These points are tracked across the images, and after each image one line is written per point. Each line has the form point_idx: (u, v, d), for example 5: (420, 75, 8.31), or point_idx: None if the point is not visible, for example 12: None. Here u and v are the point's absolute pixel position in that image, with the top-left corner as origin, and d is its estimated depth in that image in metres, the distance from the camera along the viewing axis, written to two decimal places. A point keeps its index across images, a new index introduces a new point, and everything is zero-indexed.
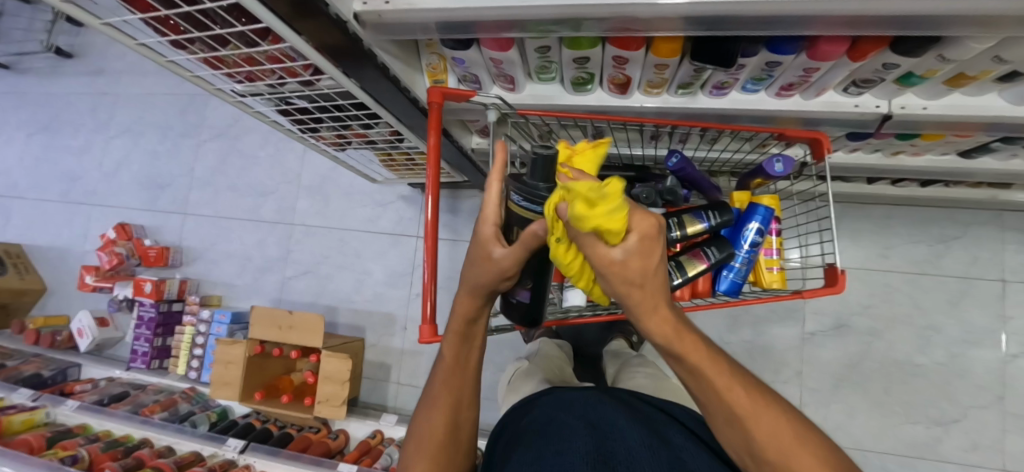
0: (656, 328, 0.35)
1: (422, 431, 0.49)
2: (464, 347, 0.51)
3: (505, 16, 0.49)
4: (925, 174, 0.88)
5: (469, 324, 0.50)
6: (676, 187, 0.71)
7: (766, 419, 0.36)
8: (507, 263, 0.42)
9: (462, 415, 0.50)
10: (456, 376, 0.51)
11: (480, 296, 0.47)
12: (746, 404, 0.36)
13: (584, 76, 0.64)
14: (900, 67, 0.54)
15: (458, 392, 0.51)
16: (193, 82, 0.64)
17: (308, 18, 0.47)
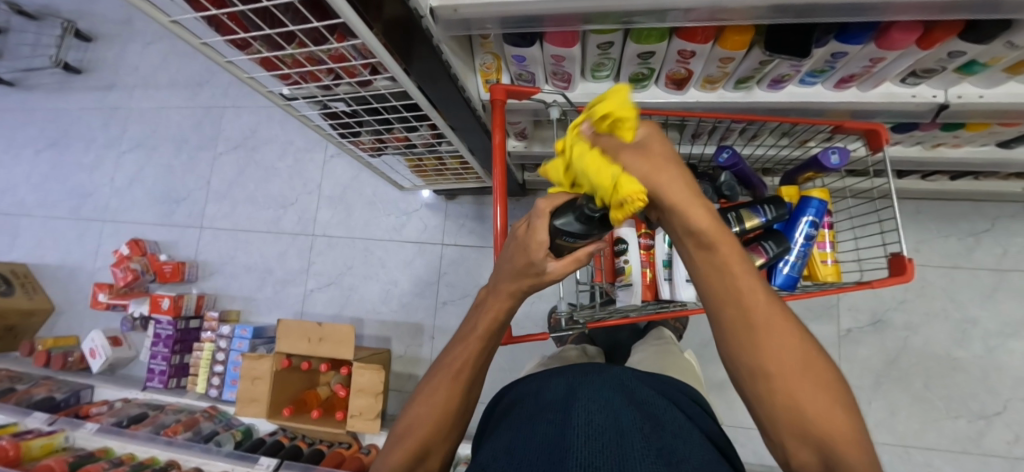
0: (693, 219, 0.35)
1: (428, 396, 0.53)
2: (494, 336, 0.54)
3: (587, 10, 0.48)
4: (963, 167, 0.89)
5: (504, 315, 0.53)
6: (734, 183, 0.72)
7: (776, 335, 0.34)
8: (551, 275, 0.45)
9: (470, 394, 0.54)
10: (476, 358, 0.54)
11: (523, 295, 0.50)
12: (761, 311, 0.35)
13: (644, 72, 0.64)
14: (965, 55, 0.55)
15: (471, 373, 0.54)
16: (248, 84, 0.63)
17: (385, 9, 0.45)
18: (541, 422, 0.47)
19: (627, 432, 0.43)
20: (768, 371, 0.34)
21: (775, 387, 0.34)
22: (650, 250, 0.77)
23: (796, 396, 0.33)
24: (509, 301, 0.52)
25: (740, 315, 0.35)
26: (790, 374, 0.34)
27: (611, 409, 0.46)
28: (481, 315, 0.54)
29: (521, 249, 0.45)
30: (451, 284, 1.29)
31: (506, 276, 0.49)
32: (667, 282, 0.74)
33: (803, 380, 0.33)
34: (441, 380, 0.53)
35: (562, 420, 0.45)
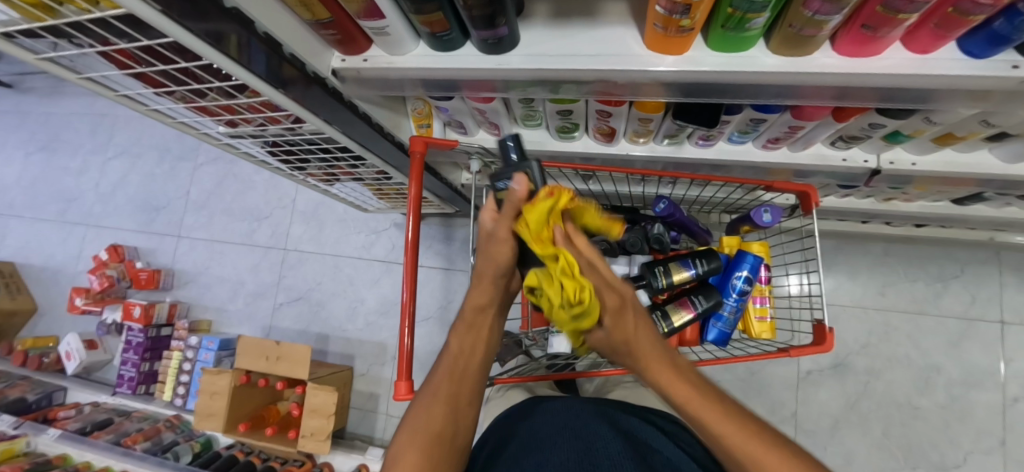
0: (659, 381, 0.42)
1: (414, 419, 0.46)
2: (477, 334, 0.52)
3: (491, 77, 0.48)
4: (921, 218, 0.87)
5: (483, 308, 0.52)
6: (663, 235, 0.71)
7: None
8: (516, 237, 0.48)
9: (460, 411, 0.48)
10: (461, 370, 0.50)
11: (498, 277, 0.50)
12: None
13: (569, 126, 0.63)
14: (886, 127, 0.54)
15: (459, 385, 0.49)
16: (177, 128, 0.65)
17: (277, 69, 0.45)
18: (526, 454, 0.57)
19: (600, 459, 0.54)
20: None
21: None
22: None
23: None
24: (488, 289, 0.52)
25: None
26: None
27: (603, 438, 0.58)
28: (463, 325, 0.52)
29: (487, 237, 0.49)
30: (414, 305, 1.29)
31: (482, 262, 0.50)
32: None
33: None
34: (429, 403, 0.47)
35: (545, 451, 0.57)
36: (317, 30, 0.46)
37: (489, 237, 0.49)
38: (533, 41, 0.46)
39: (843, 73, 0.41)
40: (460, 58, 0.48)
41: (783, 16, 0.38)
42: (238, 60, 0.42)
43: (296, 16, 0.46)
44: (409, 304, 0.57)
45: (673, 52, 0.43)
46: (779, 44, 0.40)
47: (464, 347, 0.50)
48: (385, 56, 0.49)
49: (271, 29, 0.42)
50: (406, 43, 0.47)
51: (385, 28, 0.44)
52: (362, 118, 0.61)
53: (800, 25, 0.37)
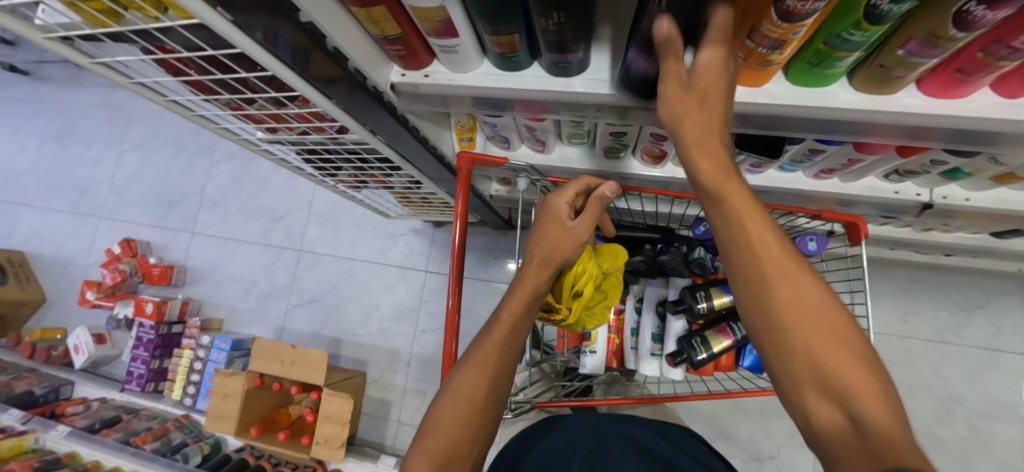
0: (699, 155, 0.36)
1: (451, 396, 0.47)
2: (527, 313, 0.52)
3: (548, 98, 0.47)
4: (956, 248, 0.86)
5: (540, 286, 0.52)
6: (704, 260, 0.68)
7: (891, 414, 0.29)
8: (579, 230, 0.51)
9: (497, 387, 0.48)
10: (502, 351, 0.49)
11: (551, 262, 0.52)
12: (866, 382, 0.30)
13: (617, 147, 0.62)
14: (947, 165, 0.53)
15: (504, 357, 0.49)
16: (218, 132, 0.63)
17: (326, 78, 0.43)
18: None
19: None
20: (780, 307, 0.33)
21: (802, 352, 0.32)
22: (620, 315, 0.78)
23: (808, 352, 0.32)
24: (541, 270, 0.52)
25: (813, 366, 0.32)
26: (811, 322, 0.33)
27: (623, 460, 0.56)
28: (512, 300, 0.52)
29: (553, 220, 0.53)
30: (431, 313, 1.28)
31: (537, 247, 0.53)
32: (632, 351, 0.76)
33: (831, 350, 0.31)
34: (467, 376, 0.47)
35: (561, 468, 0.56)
36: (383, 45, 0.45)
37: (551, 222, 0.53)
38: (602, 66, 0.45)
39: (928, 114, 0.40)
40: (525, 79, 0.47)
41: (873, 53, 0.37)
42: (265, 48, 0.38)
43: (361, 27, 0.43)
44: (452, 324, 0.56)
45: (749, 83, 0.42)
46: (862, 81, 0.40)
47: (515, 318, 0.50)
48: (447, 72, 0.48)
49: (340, 44, 0.41)
50: (472, 62, 0.46)
51: (455, 46, 0.43)
52: (403, 124, 0.58)
53: (890, 64, 0.36)
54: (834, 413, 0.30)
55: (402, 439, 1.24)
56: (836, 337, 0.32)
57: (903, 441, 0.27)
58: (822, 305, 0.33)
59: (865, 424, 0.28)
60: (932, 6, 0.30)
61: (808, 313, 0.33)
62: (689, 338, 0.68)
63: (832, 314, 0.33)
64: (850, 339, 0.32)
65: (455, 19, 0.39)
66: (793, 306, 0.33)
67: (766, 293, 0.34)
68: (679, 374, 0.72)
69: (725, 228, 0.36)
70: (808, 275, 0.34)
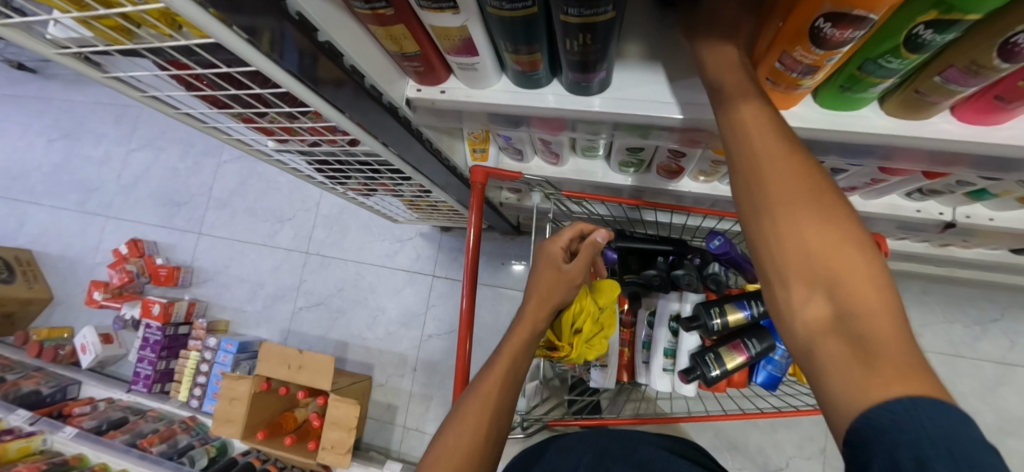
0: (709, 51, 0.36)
1: (457, 422, 0.47)
2: (526, 350, 0.54)
3: (567, 116, 0.46)
4: (974, 264, 0.84)
5: (538, 325, 0.55)
6: (719, 275, 0.69)
7: (882, 300, 0.27)
8: (572, 271, 0.56)
9: (499, 416, 0.49)
10: (505, 382, 0.51)
11: (548, 303, 0.56)
12: (859, 273, 0.28)
13: (633, 162, 0.62)
14: (974, 186, 0.52)
15: (505, 391, 0.50)
16: (229, 142, 0.63)
17: (341, 94, 0.42)
18: None
19: None
20: (775, 197, 0.31)
21: (797, 245, 0.30)
22: (632, 329, 0.78)
23: (803, 243, 0.29)
24: (539, 311, 0.56)
25: (806, 259, 0.29)
26: (808, 215, 0.30)
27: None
28: (512, 338, 0.54)
29: (548, 263, 0.57)
30: (438, 318, 1.27)
31: (534, 289, 0.57)
32: (644, 365, 0.76)
33: (826, 240, 0.29)
34: (471, 405, 0.48)
35: None
36: (400, 62, 0.44)
37: (547, 265, 0.57)
38: (623, 84, 0.44)
39: (960, 142, 0.39)
40: (543, 97, 0.46)
41: (906, 78, 0.36)
42: (270, 56, 0.35)
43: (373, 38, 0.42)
44: (464, 342, 0.55)
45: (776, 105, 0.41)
46: (894, 104, 0.39)
47: (515, 355, 0.53)
48: (464, 88, 0.47)
49: (357, 61, 0.40)
50: (491, 78, 0.45)
51: (474, 64, 0.42)
52: (416, 137, 0.57)
53: (925, 91, 0.35)
54: (819, 306, 0.29)
55: (408, 444, 1.24)
56: (833, 228, 0.29)
57: (884, 329, 0.26)
58: (822, 197, 0.30)
59: (852, 314, 0.27)
60: (978, 34, 0.29)
61: (803, 202, 0.30)
62: (702, 354, 0.67)
63: (833, 208, 0.30)
64: (847, 229, 0.29)
65: (474, 38, 0.38)
66: (787, 195, 0.30)
67: (759, 184, 0.31)
68: (691, 390, 0.71)
69: (725, 123, 0.34)
70: (802, 159, 0.31)
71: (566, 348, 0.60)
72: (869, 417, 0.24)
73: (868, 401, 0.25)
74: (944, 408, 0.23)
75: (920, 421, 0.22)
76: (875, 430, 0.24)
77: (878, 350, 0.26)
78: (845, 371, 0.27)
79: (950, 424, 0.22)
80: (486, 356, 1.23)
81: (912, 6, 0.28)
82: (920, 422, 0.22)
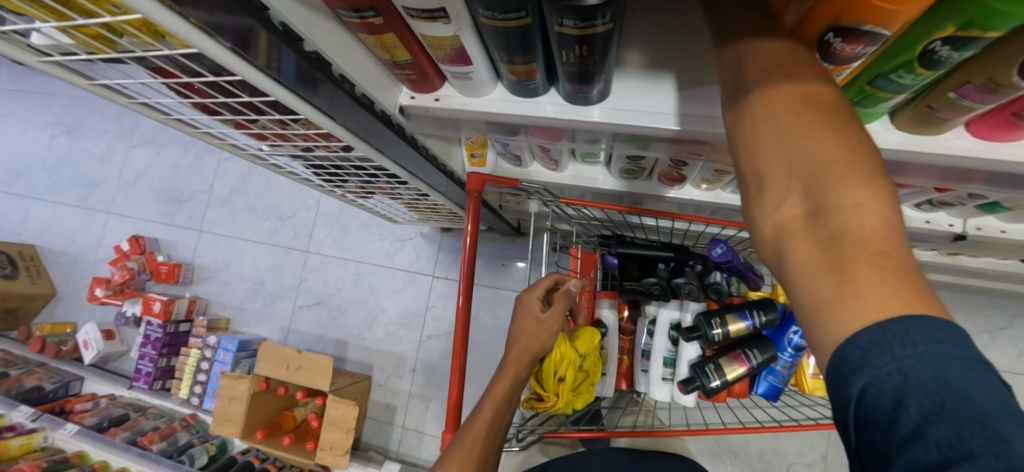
0: None
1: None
2: (506, 404, 0.56)
3: (565, 126, 0.45)
4: (984, 273, 0.82)
5: (518, 380, 0.57)
6: (721, 285, 0.67)
7: (869, 197, 0.23)
8: (550, 324, 0.58)
9: (483, 465, 0.52)
10: (488, 435, 0.54)
11: (528, 357, 0.58)
12: (846, 166, 0.24)
13: (633, 170, 0.60)
14: (986, 199, 0.50)
15: (487, 445, 0.53)
16: (222, 147, 0.62)
17: (333, 101, 0.41)
18: None
19: None
20: (755, 87, 0.27)
21: (775, 137, 0.26)
22: (631, 337, 0.77)
23: (782, 136, 0.26)
24: (519, 365, 0.57)
25: (785, 154, 0.26)
26: (789, 100, 0.26)
27: None
28: (493, 392, 0.56)
29: (528, 314, 0.59)
30: (437, 319, 1.27)
31: (515, 343, 0.59)
32: (643, 374, 0.75)
33: (808, 129, 0.25)
34: (455, 460, 0.51)
35: None
36: (392, 69, 0.43)
37: (527, 316, 0.59)
38: (622, 94, 0.43)
39: (975, 158, 0.37)
40: (540, 106, 0.44)
41: (918, 93, 0.35)
42: (258, 65, 0.34)
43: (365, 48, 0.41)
44: (459, 352, 0.55)
45: None
46: (904, 119, 0.37)
47: (495, 411, 0.55)
48: (459, 96, 0.46)
49: (346, 70, 0.39)
50: (486, 87, 0.44)
51: (468, 73, 0.41)
52: (410, 144, 0.56)
53: (938, 106, 0.33)
54: (794, 205, 0.25)
55: (407, 444, 1.24)
56: (818, 114, 0.25)
57: (868, 227, 0.22)
58: (810, 84, 0.26)
59: (829, 211, 0.23)
60: (998, 50, 0.27)
61: (788, 92, 0.26)
62: (702, 364, 0.66)
63: (822, 94, 0.26)
64: (835, 116, 0.25)
65: (468, 48, 0.37)
66: (773, 88, 0.27)
67: (742, 82, 0.28)
68: (691, 401, 0.70)
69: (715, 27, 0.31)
70: (795, 51, 0.27)
71: (552, 398, 0.62)
72: (852, 332, 0.21)
73: (847, 311, 0.21)
74: (928, 326, 0.20)
75: (911, 345, 0.19)
76: (859, 351, 0.20)
77: (855, 250, 0.22)
78: (817, 274, 0.23)
79: (945, 347, 0.19)
80: (485, 358, 1.22)
81: (930, 19, 0.26)
82: (910, 346, 0.19)
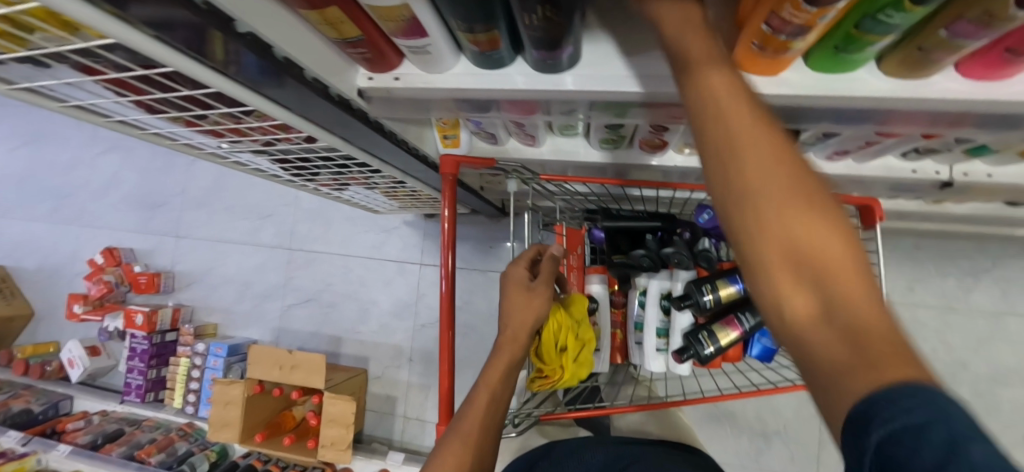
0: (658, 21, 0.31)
1: (440, 456, 0.50)
2: (503, 384, 0.55)
3: (540, 97, 0.42)
4: (969, 218, 0.82)
5: (515, 359, 0.56)
6: (711, 252, 0.66)
7: (863, 287, 0.23)
8: (540, 292, 0.56)
9: (482, 447, 0.51)
10: (484, 421, 0.53)
11: (524, 334, 0.56)
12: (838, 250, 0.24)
13: (613, 139, 0.58)
14: (974, 142, 0.49)
15: (485, 427, 0.53)
16: (178, 148, 0.58)
17: (280, 87, 0.38)
18: None
19: None
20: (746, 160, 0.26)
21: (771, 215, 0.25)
22: (623, 309, 0.76)
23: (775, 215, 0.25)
24: (514, 344, 0.56)
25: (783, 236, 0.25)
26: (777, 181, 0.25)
27: None
28: (489, 372, 0.55)
29: (517, 287, 0.57)
30: (430, 306, 1.25)
31: (511, 321, 0.57)
32: (638, 346, 0.74)
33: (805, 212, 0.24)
34: (453, 445, 0.50)
35: None
36: (345, 49, 0.40)
37: (516, 288, 0.57)
38: (596, 59, 0.40)
39: (966, 100, 0.35)
40: (509, 78, 0.41)
41: (907, 33, 0.32)
42: (189, 54, 0.31)
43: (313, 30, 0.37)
44: (447, 342, 0.53)
45: (764, 72, 0.37)
46: (894, 64, 0.35)
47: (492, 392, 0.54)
48: (421, 74, 0.43)
49: (291, 54, 0.36)
50: (449, 61, 0.41)
51: (426, 46, 0.37)
52: (377, 132, 0.53)
53: (929, 47, 0.31)
54: (801, 294, 0.24)
55: (410, 433, 1.24)
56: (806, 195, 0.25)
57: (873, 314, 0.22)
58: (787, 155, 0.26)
59: (837, 302, 0.23)
60: None
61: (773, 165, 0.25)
62: (695, 332, 0.65)
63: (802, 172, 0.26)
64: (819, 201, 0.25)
65: (421, 17, 0.33)
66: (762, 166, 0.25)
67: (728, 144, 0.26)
68: (686, 369, 0.70)
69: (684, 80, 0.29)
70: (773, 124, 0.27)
71: (556, 372, 0.61)
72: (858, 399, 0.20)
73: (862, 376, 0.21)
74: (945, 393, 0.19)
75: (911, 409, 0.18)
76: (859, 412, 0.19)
77: (874, 342, 0.21)
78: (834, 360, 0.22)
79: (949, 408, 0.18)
80: (480, 342, 1.21)
81: None
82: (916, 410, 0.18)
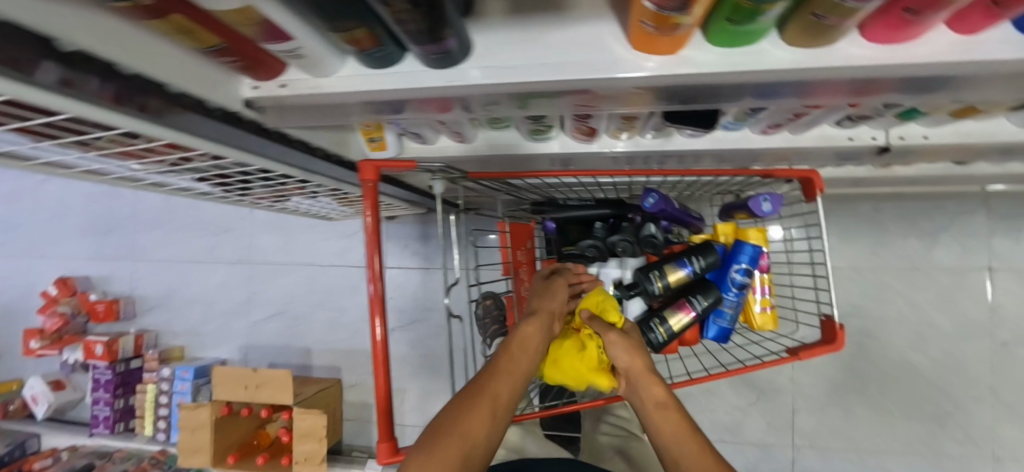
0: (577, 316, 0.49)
1: (455, 405, 0.47)
2: (533, 351, 0.53)
3: (438, 94, 0.39)
4: (921, 178, 0.81)
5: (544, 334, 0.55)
6: (656, 236, 0.64)
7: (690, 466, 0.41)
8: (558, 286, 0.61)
9: (499, 409, 0.47)
10: (511, 382, 0.50)
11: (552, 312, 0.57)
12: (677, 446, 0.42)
13: (541, 129, 0.56)
14: (903, 106, 0.47)
15: (506, 385, 0.49)
16: (80, 176, 0.54)
17: (141, 104, 0.34)
18: None
19: None
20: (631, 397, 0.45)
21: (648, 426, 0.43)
22: None
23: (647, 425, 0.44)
24: (542, 320, 0.56)
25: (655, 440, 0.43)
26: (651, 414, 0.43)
27: None
28: (518, 338, 0.54)
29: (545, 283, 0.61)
30: (398, 310, 1.22)
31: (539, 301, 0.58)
32: None
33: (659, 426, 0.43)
34: (474, 396, 0.47)
35: None
36: (213, 57, 0.36)
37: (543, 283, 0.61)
38: (490, 48, 0.37)
39: (870, 67, 0.34)
40: (401, 76, 0.38)
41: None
42: (22, 84, 0.26)
43: (179, 46, 0.34)
44: (382, 357, 0.51)
45: (664, 51, 0.35)
46: (795, 34, 0.33)
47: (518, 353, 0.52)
48: (308, 79, 0.40)
49: (144, 68, 0.31)
50: (330, 63, 0.38)
51: (295, 49, 0.34)
52: (277, 141, 0.50)
53: (824, 13, 0.29)
54: None
55: (390, 438, 1.23)
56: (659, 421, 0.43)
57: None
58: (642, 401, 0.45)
59: None
60: None
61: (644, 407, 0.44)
62: (647, 320, 0.64)
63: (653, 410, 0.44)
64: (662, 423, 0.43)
65: (280, 22, 0.31)
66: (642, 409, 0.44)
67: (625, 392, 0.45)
68: None
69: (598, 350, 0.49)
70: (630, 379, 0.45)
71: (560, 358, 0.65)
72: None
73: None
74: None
75: None
76: None
77: None
78: None
79: None
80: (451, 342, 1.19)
81: None
82: None
